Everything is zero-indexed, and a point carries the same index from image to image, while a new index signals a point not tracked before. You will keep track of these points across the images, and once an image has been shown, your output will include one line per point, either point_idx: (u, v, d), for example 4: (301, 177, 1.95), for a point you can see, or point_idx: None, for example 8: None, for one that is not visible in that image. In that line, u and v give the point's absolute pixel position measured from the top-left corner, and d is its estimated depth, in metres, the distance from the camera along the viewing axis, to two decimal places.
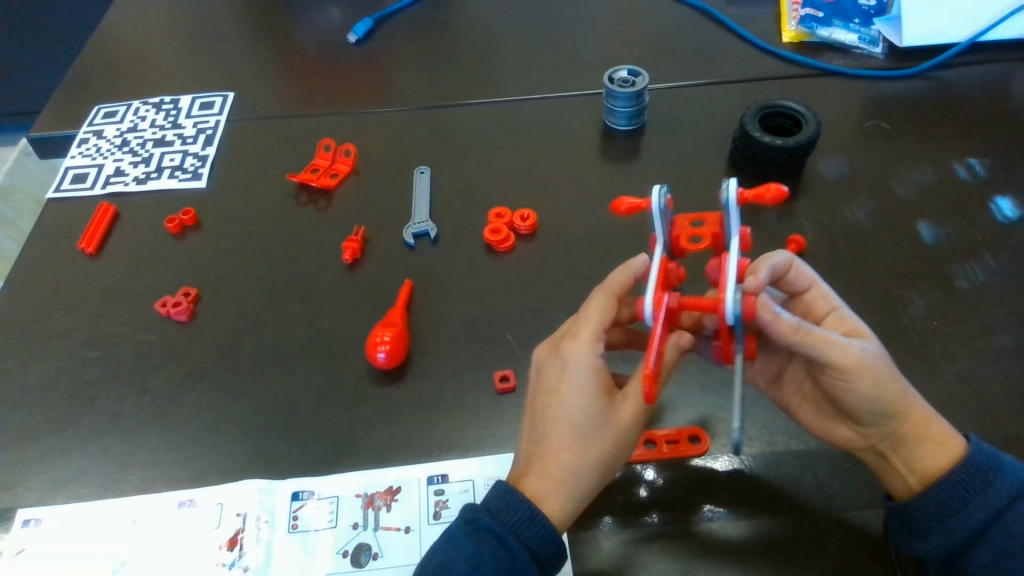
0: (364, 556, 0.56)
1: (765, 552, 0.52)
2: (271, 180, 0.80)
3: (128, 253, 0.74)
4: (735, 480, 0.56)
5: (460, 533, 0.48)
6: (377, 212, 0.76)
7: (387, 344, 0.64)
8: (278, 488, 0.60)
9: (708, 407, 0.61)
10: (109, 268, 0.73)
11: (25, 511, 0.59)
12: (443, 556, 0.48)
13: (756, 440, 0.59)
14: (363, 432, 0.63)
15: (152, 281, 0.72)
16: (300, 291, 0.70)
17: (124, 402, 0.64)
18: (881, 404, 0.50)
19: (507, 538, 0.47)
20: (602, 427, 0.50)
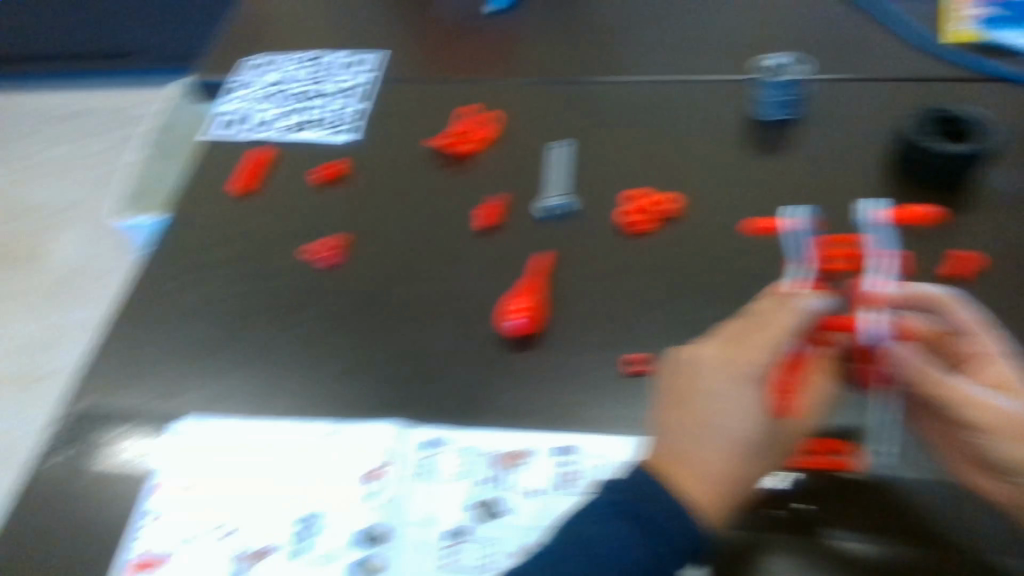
0: (492, 511, 0.58)
1: None
2: (413, 141, 0.83)
3: (280, 197, 0.80)
4: (877, 503, 0.54)
5: (603, 510, 0.50)
6: (517, 182, 0.78)
7: (518, 313, 0.66)
8: (417, 432, 0.63)
9: (849, 418, 0.58)
10: (258, 214, 0.79)
11: (192, 415, 0.66)
12: (584, 528, 0.50)
13: (900, 461, 0.56)
14: (488, 394, 0.64)
15: (301, 226, 0.77)
16: (436, 255, 0.73)
17: (270, 339, 0.70)
18: None
19: (648, 518, 0.49)
20: (767, 447, 0.51)
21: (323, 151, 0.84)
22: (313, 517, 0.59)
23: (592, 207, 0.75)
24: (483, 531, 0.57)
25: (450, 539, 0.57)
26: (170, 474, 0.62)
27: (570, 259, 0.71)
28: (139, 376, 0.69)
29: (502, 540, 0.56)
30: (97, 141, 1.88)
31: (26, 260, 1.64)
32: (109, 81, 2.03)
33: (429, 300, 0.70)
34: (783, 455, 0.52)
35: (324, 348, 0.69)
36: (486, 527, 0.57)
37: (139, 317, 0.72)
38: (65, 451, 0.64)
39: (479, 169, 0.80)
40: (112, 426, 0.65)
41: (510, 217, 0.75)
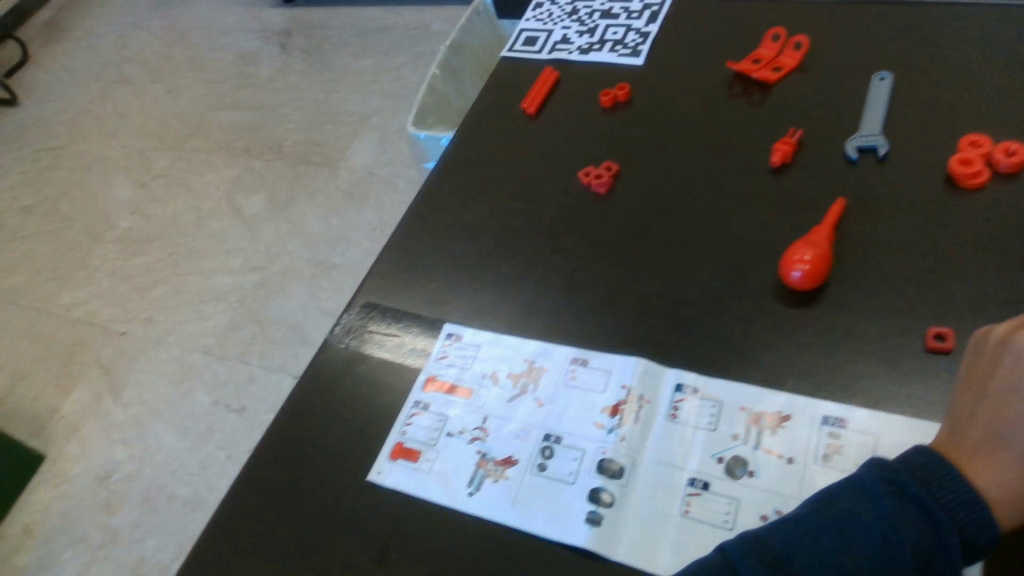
0: (740, 470, 0.54)
1: None
2: (695, 80, 0.81)
3: (561, 120, 0.82)
4: None
5: (875, 487, 0.46)
6: (813, 119, 0.73)
7: (805, 264, 0.60)
8: (664, 374, 0.60)
9: None
10: (546, 132, 0.82)
11: (451, 326, 0.69)
12: (851, 505, 0.46)
13: None
14: (769, 332, 0.61)
15: (572, 156, 0.78)
16: (715, 195, 0.71)
17: (539, 255, 0.71)
18: None
19: (932, 507, 0.44)
20: None
21: (603, 80, 0.85)
22: (555, 439, 0.59)
23: (901, 154, 0.68)
24: (729, 488, 0.54)
25: (691, 489, 0.54)
26: (428, 377, 0.66)
27: (867, 212, 0.65)
28: (419, 277, 0.73)
29: (749, 501, 0.53)
30: (346, 82, 2.02)
31: (292, 189, 1.82)
32: (355, 26, 2.16)
33: (703, 238, 0.68)
34: None
35: (592, 270, 0.68)
36: (733, 484, 0.54)
37: (424, 225, 0.77)
38: (347, 337, 0.70)
39: (772, 104, 0.76)
40: (387, 323, 0.71)
41: (803, 157, 0.71)
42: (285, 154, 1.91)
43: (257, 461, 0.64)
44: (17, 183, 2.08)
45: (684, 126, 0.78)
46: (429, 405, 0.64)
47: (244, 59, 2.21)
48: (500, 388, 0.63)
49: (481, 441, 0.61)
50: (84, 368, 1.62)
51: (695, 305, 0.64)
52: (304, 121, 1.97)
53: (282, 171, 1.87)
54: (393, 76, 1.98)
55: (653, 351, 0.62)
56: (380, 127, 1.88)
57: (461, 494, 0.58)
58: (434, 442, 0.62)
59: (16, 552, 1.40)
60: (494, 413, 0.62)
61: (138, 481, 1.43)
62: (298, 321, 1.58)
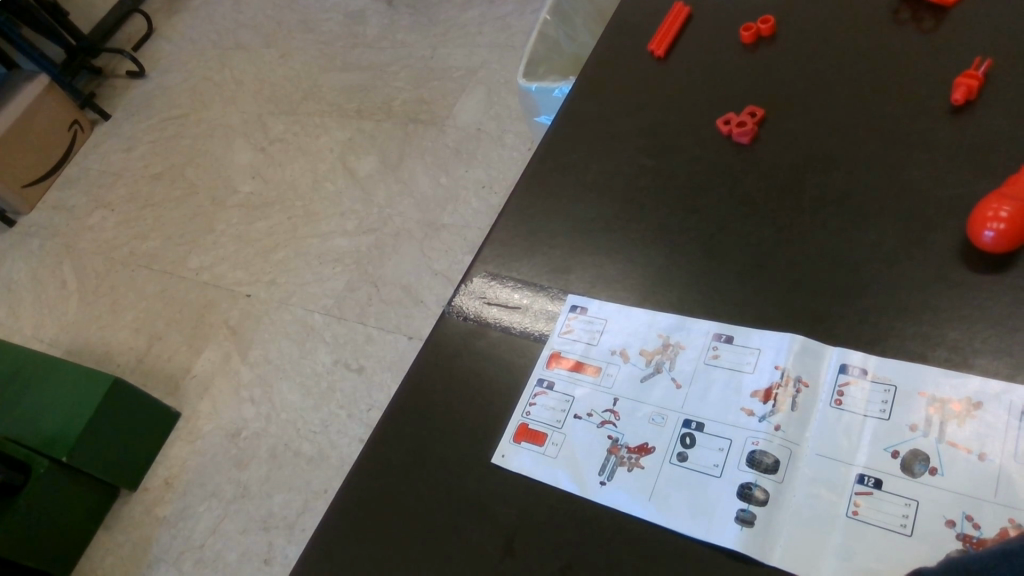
0: (919, 466, 0.46)
1: None
2: (855, 9, 0.70)
3: (693, 61, 0.74)
4: None
5: None
6: (1006, 45, 0.62)
7: (1001, 222, 0.50)
8: (823, 354, 0.52)
9: None
10: (677, 76, 0.73)
11: (575, 297, 0.63)
12: None
13: None
14: (955, 303, 0.51)
15: (706, 104, 0.70)
16: (882, 139, 0.61)
17: (672, 216, 0.64)
18: None
19: None
20: None
21: (743, 14, 0.75)
22: (697, 425, 0.53)
23: None
24: (907, 487, 0.46)
25: (860, 487, 0.47)
26: (552, 354, 0.61)
27: None
28: (540, 243, 0.68)
29: (932, 503, 0.45)
30: (452, 35, 1.97)
31: (402, 149, 1.81)
32: None
33: (869, 194, 0.59)
34: None
35: (736, 230, 0.61)
36: (912, 483, 0.46)
37: (543, 187, 0.72)
38: (466, 310, 0.65)
39: (952, 29, 0.65)
40: (507, 293, 0.66)
41: (997, 92, 0.59)
42: (394, 114, 1.89)
43: (377, 441, 0.61)
44: (147, 153, 2.17)
45: (843, 61, 0.67)
46: (553, 384, 0.59)
47: (351, 18, 2.20)
48: (632, 366, 0.57)
49: (612, 425, 0.55)
50: (213, 329, 1.69)
51: (863, 271, 0.55)
52: (412, 78, 1.94)
53: (391, 132, 1.85)
54: (499, 26, 1.91)
55: (811, 326, 0.54)
56: (487, 81, 1.83)
57: (592, 482, 0.53)
58: (560, 425, 0.57)
59: (158, 502, 1.48)
60: (626, 394, 0.56)
61: (265, 437, 1.48)
62: (412, 282, 1.57)
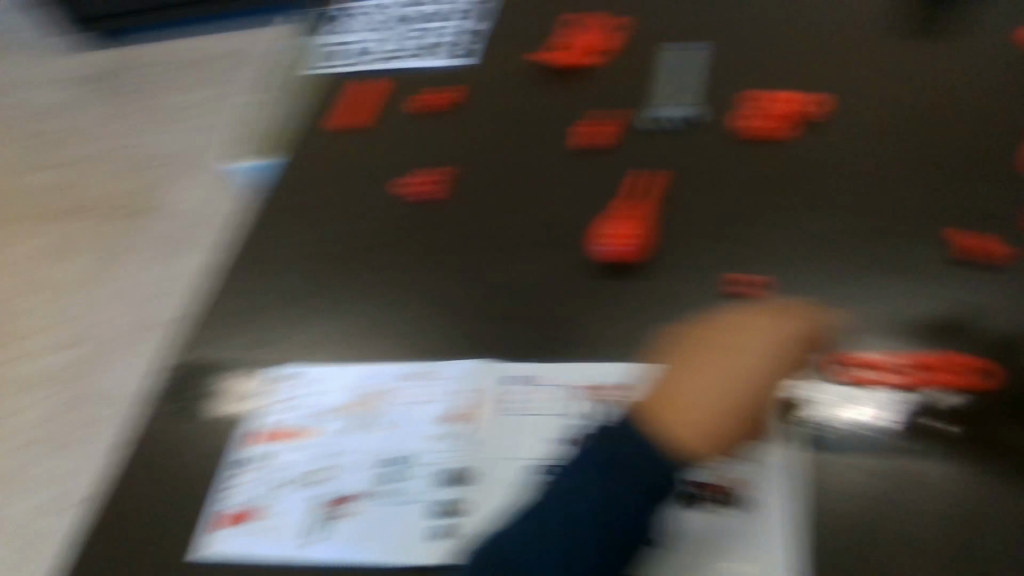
0: (584, 446, 0.54)
1: None
2: (495, 79, 0.82)
3: (377, 132, 0.80)
4: None
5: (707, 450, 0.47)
6: (620, 101, 0.75)
7: (625, 236, 0.63)
8: (500, 373, 0.60)
9: None
10: (362, 150, 0.79)
11: (279, 372, 0.64)
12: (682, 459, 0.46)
13: None
14: (603, 309, 0.62)
15: (397, 169, 0.76)
16: (534, 184, 0.70)
17: (371, 278, 0.69)
18: None
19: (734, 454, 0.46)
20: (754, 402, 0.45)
21: (407, 93, 0.84)
22: (400, 462, 0.56)
23: (694, 120, 0.71)
24: None
25: (541, 476, 0.53)
26: (260, 432, 0.61)
27: (678, 179, 0.68)
28: (245, 323, 0.69)
29: None
30: (158, 122, 1.89)
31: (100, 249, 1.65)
32: (160, 68, 2.04)
33: (527, 232, 0.68)
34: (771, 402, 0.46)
35: (424, 280, 0.67)
36: None
37: (245, 269, 0.73)
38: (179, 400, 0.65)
39: (584, 89, 0.78)
40: (219, 377, 0.65)
41: (623, 136, 0.72)
42: (90, 210, 1.73)
43: (95, 555, 0.57)
44: None
45: (500, 122, 0.77)
46: (264, 461, 0.59)
47: (32, 113, 2.01)
48: (338, 424, 0.59)
49: (325, 484, 0.56)
50: None
51: (538, 297, 0.64)
52: (110, 170, 1.80)
53: (90, 227, 1.69)
54: (207, 110, 1.87)
55: (493, 349, 0.62)
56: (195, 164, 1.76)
57: (308, 543, 0.53)
58: (272, 499, 0.56)
59: None
60: (334, 452, 0.58)
61: None
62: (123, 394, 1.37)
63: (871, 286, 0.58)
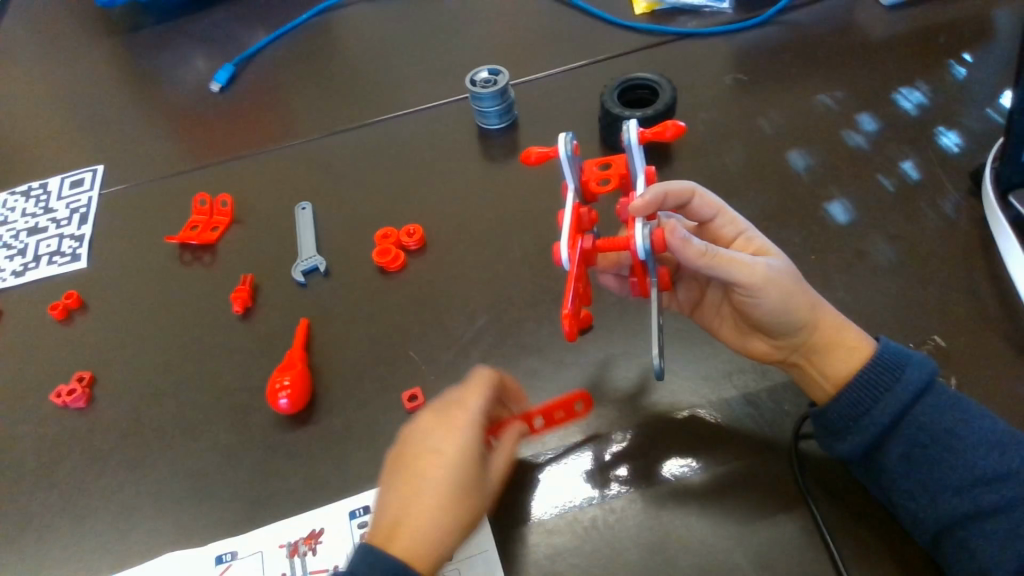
0: None
1: (739, 499, 0.51)
2: (156, 243, 0.78)
3: (17, 345, 0.71)
4: (692, 434, 0.55)
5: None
6: (264, 258, 0.74)
7: (287, 389, 0.60)
8: (200, 556, 0.54)
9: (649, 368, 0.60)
10: (7, 362, 0.70)
11: None
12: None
13: (695, 390, 0.57)
14: (287, 465, 0.58)
15: (46, 369, 0.69)
16: (199, 353, 0.67)
17: (32, 501, 0.60)
18: (789, 314, 0.52)
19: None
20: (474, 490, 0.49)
21: (63, 279, 0.77)
22: None
23: (343, 254, 0.73)
24: None
25: None
26: None
27: (333, 318, 0.68)
28: None
29: None
30: None
31: None
32: None
33: (199, 403, 0.63)
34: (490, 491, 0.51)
35: (102, 480, 0.60)
36: None
37: None
38: None
39: (227, 254, 0.75)
40: None
41: (265, 294, 0.71)
42: None
43: None
44: None
45: (157, 296, 0.73)
46: None
47: None
48: None
49: None
50: None
51: (219, 468, 0.59)
52: None
53: None
54: None
55: (184, 540, 0.56)
56: None
57: None
58: None
59: None
60: None
61: None
62: None
63: None
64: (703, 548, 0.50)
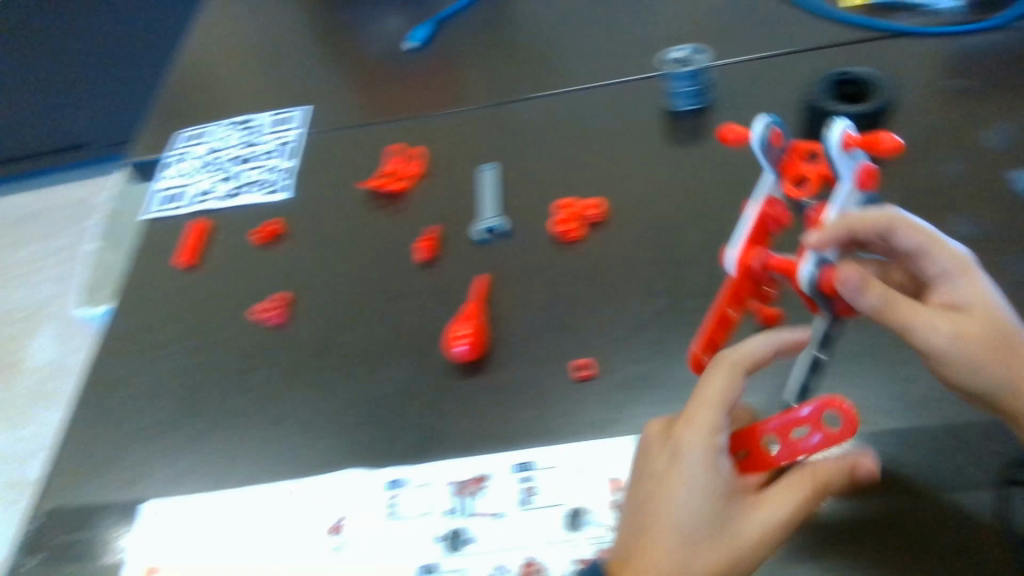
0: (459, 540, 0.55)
1: (917, 525, 0.49)
2: (352, 185, 0.83)
3: (224, 261, 0.79)
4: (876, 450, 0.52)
5: None
6: (449, 212, 0.77)
7: (466, 337, 0.63)
8: (374, 477, 0.58)
9: (833, 374, 0.57)
10: (215, 275, 0.77)
11: (148, 504, 0.61)
12: None
13: (881, 406, 0.55)
14: (457, 408, 0.61)
15: (248, 286, 0.75)
16: (383, 292, 0.71)
17: (229, 401, 0.66)
18: (998, 375, 0.45)
19: None
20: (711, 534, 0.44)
21: (267, 207, 0.83)
22: None
23: (524, 219, 0.75)
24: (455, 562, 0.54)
25: None
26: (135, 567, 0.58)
27: (511, 278, 0.70)
28: (83, 486, 0.63)
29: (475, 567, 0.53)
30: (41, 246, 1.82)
31: None
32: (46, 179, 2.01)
33: (380, 339, 0.67)
34: (737, 539, 0.44)
35: (291, 392, 0.65)
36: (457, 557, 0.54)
37: (84, 419, 0.68)
38: (22, 562, 0.60)
39: (415, 203, 0.79)
40: (57, 543, 0.60)
41: (448, 246, 0.74)
42: None
43: None
44: None
45: (349, 234, 0.78)
46: None
47: None
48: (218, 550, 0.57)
49: None
50: None
51: (395, 399, 0.63)
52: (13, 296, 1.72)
53: None
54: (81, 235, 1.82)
55: (359, 459, 0.60)
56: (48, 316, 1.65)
57: None
58: None
59: None
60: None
61: None
62: None
63: (680, 379, 0.60)
64: (864, 561, 0.48)
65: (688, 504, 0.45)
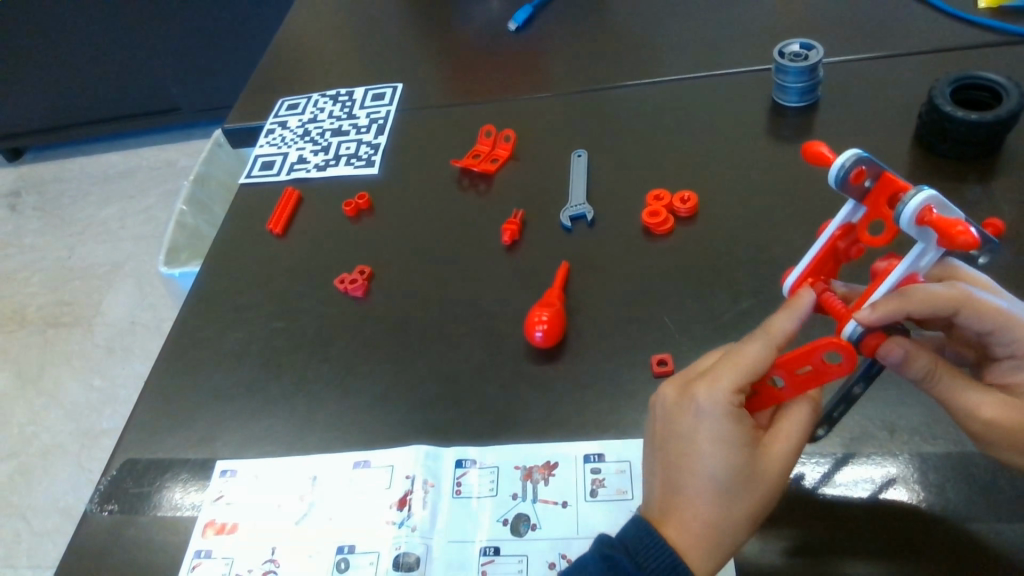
0: (523, 526, 0.54)
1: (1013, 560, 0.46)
2: (439, 164, 0.84)
3: (311, 230, 0.80)
4: (972, 478, 0.49)
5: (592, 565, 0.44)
6: (535, 197, 0.77)
7: (544, 324, 0.62)
8: (444, 455, 0.59)
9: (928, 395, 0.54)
10: (302, 243, 0.79)
11: (224, 462, 0.63)
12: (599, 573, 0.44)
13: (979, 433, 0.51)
14: (531, 394, 0.61)
15: (333, 256, 0.76)
16: (464, 272, 0.71)
17: (308, 368, 0.67)
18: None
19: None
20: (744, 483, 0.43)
21: (356, 181, 0.84)
22: (349, 548, 0.55)
23: (611, 208, 0.74)
24: (517, 546, 0.53)
25: (484, 557, 0.53)
26: (207, 520, 0.59)
27: (593, 267, 0.69)
28: (166, 437, 0.66)
29: (537, 553, 0.52)
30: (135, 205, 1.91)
31: (42, 356, 1.58)
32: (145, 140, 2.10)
33: (459, 319, 0.67)
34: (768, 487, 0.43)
35: (368, 364, 0.66)
36: (520, 542, 0.53)
37: (170, 372, 0.70)
38: (104, 503, 0.62)
39: (501, 186, 0.79)
40: (139, 488, 0.62)
41: (531, 230, 0.73)
42: (30, 321, 1.67)
43: None
44: None
45: (434, 212, 0.78)
46: (210, 552, 0.57)
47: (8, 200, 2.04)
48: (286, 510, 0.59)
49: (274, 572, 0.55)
50: None
51: (470, 379, 0.63)
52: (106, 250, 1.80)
53: (31, 340, 1.63)
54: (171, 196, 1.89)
55: (430, 436, 0.60)
56: (135, 273, 1.73)
57: None
58: None
59: None
60: (282, 540, 0.57)
61: None
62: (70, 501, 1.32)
63: None
64: None
65: (720, 453, 0.43)
